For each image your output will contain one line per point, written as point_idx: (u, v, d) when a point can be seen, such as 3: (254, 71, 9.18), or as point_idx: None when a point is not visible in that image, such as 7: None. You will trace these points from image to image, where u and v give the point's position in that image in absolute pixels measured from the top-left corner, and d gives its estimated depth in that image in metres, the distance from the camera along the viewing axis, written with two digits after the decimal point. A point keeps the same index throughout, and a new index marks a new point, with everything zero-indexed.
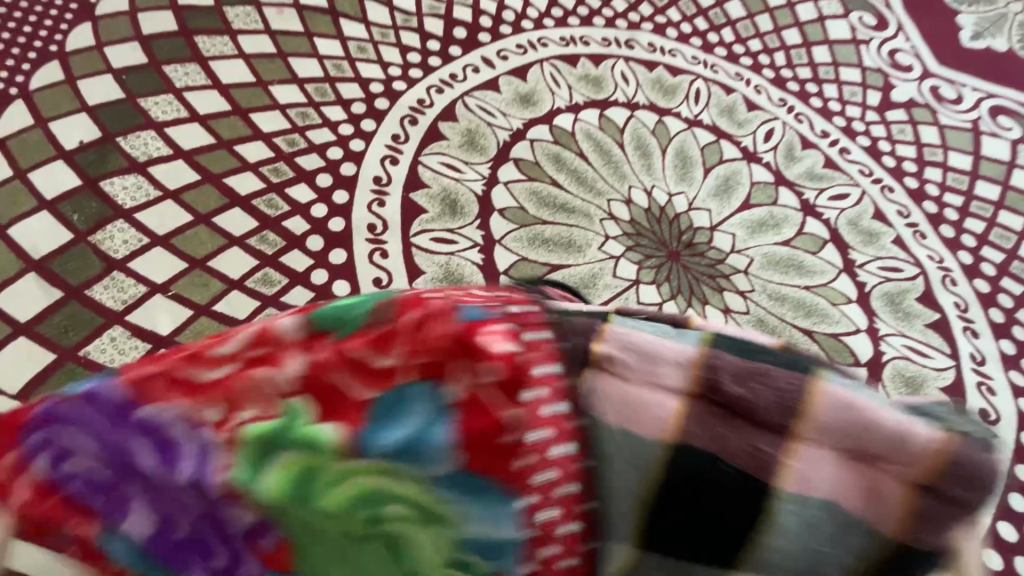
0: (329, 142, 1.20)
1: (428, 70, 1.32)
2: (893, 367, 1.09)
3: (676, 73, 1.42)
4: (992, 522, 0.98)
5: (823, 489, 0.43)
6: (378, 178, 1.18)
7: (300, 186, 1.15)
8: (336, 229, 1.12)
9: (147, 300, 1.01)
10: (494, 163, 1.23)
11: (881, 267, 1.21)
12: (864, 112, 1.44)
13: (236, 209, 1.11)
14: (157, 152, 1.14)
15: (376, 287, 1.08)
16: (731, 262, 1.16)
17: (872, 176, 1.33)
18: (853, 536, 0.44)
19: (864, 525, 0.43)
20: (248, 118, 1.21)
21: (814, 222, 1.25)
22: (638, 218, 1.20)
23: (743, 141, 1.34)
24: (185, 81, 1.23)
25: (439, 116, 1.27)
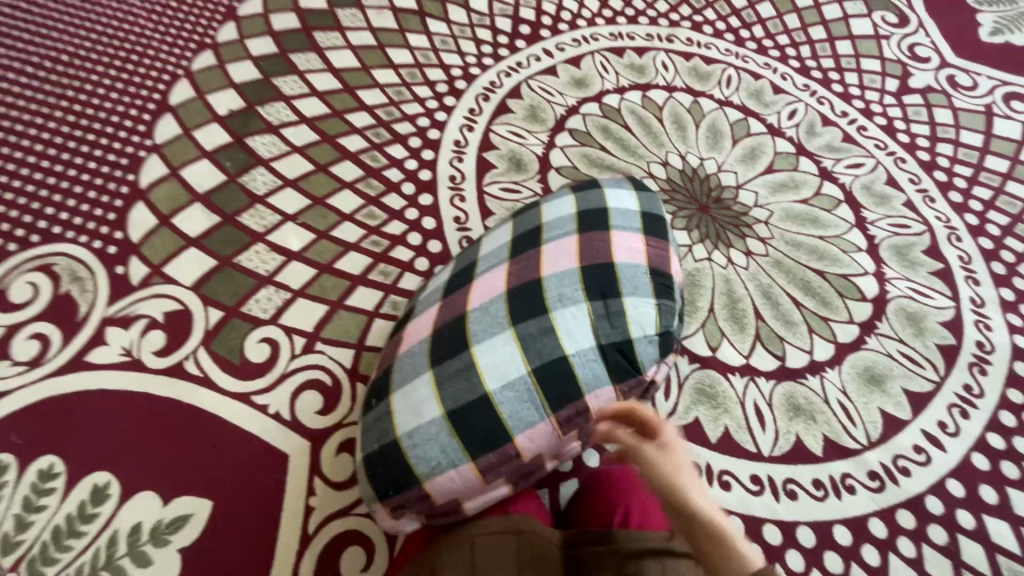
0: (418, 113, 1.49)
1: (498, 59, 1.60)
2: (897, 304, 1.25)
3: (710, 63, 1.64)
4: (982, 433, 1.12)
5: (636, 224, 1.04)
6: (458, 141, 1.45)
7: (396, 146, 1.43)
8: (424, 178, 1.39)
9: (282, 226, 1.29)
10: (552, 132, 1.48)
11: (891, 224, 1.37)
12: (882, 96, 1.61)
13: (347, 161, 1.39)
14: (287, 118, 1.45)
15: (456, 223, 1.33)
16: (753, 215, 1.36)
17: (886, 149, 1.50)
18: (652, 223, 1.03)
19: (626, 211, 1.03)
20: (355, 94, 1.50)
21: (830, 185, 1.43)
22: (674, 177, 1.41)
23: (769, 119, 1.54)
24: (307, 65, 1.54)
25: (507, 95, 1.54)
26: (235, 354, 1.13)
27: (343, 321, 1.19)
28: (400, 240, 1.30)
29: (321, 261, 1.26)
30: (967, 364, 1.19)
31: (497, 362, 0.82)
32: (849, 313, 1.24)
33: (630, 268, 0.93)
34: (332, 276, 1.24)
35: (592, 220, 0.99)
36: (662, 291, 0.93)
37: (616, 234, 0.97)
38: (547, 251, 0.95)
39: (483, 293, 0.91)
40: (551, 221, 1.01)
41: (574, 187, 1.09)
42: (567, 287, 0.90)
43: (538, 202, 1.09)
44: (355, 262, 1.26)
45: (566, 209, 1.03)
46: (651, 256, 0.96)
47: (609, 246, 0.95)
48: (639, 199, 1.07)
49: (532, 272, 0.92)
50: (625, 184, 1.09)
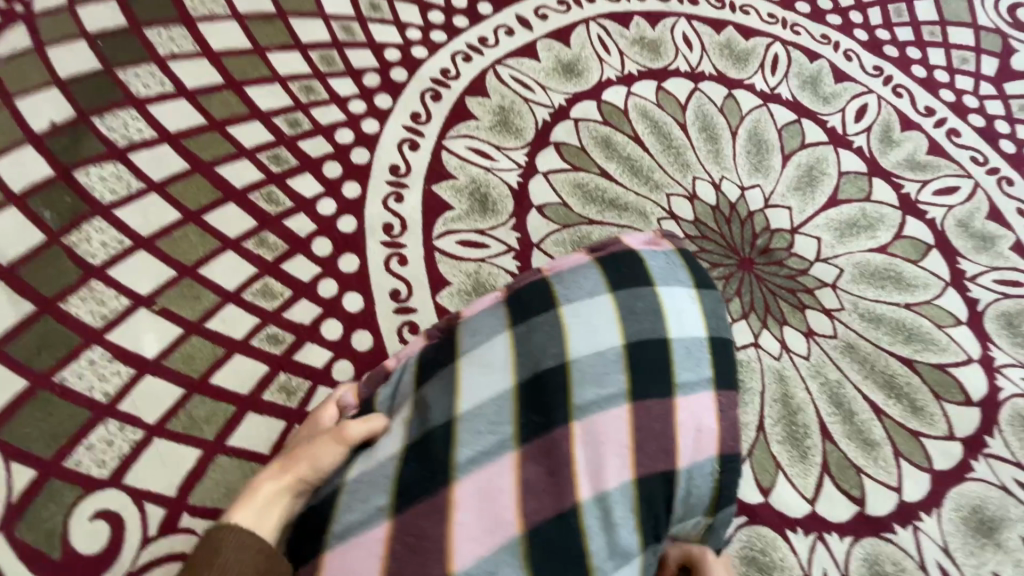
0: (337, 122, 1.03)
1: (453, 33, 1.13)
2: (1012, 407, 0.90)
3: (749, 36, 1.19)
4: None
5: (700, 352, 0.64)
6: (396, 167, 1.00)
7: (305, 176, 0.98)
8: (346, 230, 0.95)
9: (131, 316, 0.86)
10: (533, 148, 1.04)
11: (997, 281, 1.00)
12: (977, 83, 1.19)
13: (230, 206, 0.94)
14: (138, 135, 0.97)
15: (393, 301, 0.91)
16: (815, 274, 0.97)
17: (986, 165, 1.10)
18: (728, 358, 0.63)
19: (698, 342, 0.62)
20: (243, 93, 1.03)
21: (915, 223, 1.04)
22: (704, 217, 1.00)
23: (829, 121, 1.12)
24: (171, 47, 1.04)
25: (466, 90, 1.08)
26: (54, 544, 0.74)
27: (226, 473, 0.80)
28: (310, 333, 0.88)
29: (188, 373, 0.84)
30: None
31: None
32: (948, 424, 0.89)
33: (696, 471, 0.58)
34: (207, 399, 0.83)
35: (650, 368, 0.59)
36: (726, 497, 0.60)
37: (684, 400, 0.59)
38: (580, 443, 0.55)
39: (479, 541, 0.51)
40: (582, 359, 0.58)
41: (611, 266, 0.64)
42: (610, 529, 0.53)
43: (549, 285, 0.62)
44: (242, 373, 0.85)
45: (606, 333, 0.59)
46: (725, 434, 0.60)
47: (672, 430, 0.57)
48: (703, 302, 0.65)
49: (562, 502, 0.53)
50: (681, 268, 0.66)
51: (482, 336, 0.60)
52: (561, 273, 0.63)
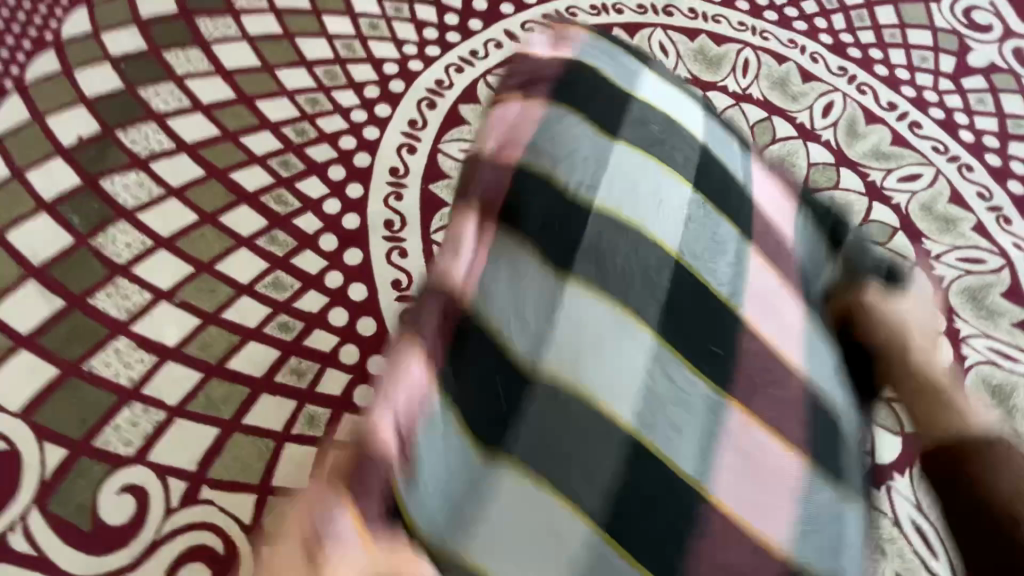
0: (341, 130, 1.11)
1: (446, 47, 1.22)
2: (976, 374, 0.97)
3: (721, 43, 1.28)
4: None
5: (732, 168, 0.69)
6: (395, 169, 1.08)
7: (311, 179, 1.06)
8: (350, 226, 1.02)
9: (153, 309, 0.93)
10: None
11: (960, 259, 1.07)
12: (937, 80, 1.28)
13: (243, 207, 1.02)
14: (158, 146, 1.06)
15: (395, 290, 0.98)
16: None
17: (947, 153, 1.18)
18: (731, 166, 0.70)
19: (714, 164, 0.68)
20: (254, 106, 1.12)
21: (881, 208, 1.11)
22: None
23: (798, 117, 1.21)
24: (187, 67, 1.14)
25: (459, 98, 1.16)
26: (85, 516, 0.80)
27: (242, 450, 0.85)
28: (319, 320, 0.95)
29: (207, 359, 0.91)
30: None
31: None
32: None
33: (811, 274, 0.66)
34: (224, 382, 0.89)
35: (721, 203, 0.66)
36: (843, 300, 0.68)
37: (756, 213, 0.67)
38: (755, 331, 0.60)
39: (684, 417, 0.56)
40: (676, 233, 0.63)
41: (580, 134, 0.66)
42: (815, 392, 0.59)
43: (550, 180, 0.64)
44: (257, 358, 0.91)
45: (663, 187, 0.65)
46: (796, 223, 0.69)
47: (774, 243, 0.66)
48: (675, 112, 0.71)
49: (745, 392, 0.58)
50: (649, 97, 0.72)
51: (546, 247, 0.60)
52: (550, 161, 0.64)
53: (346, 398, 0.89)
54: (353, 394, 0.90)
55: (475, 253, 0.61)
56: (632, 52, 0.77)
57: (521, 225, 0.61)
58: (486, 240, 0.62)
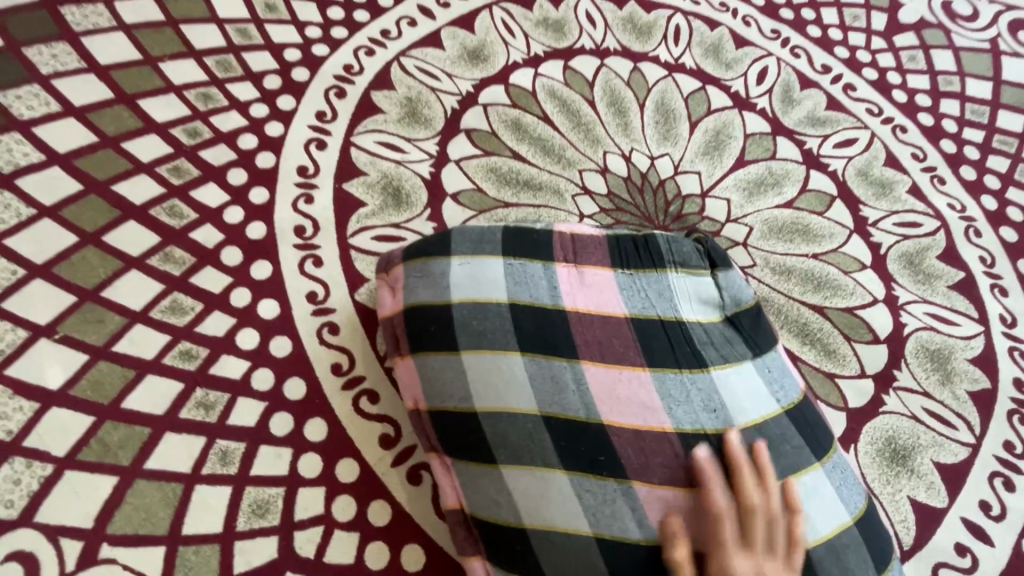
0: (239, 128, 1.00)
1: (355, 28, 1.11)
2: (917, 340, 0.96)
3: (650, 9, 1.21)
4: None
5: (562, 244, 0.74)
6: (304, 168, 0.98)
7: (209, 186, 0.95)
8: (256, 237, 0.93)
9: (30, 348, 0.82)
10: (443, 137, 1.03)
11: (897, 224, 1.05)
12: (869, 39, 1.24)
13: (131, 223, 0.91)
14: (24, 159, 0.92)
15: (310, 303, 0.89)
16: (728, 234, 1.00)
17: (881, 115, 1.16)
18: (527, 238, 0.74)
19: (523, 241, 0.74)
20: (136, 107, 0.99)
21: (819, 176, 1.08)
22: (617, 189, 1.02)
23: (732, 86, 1.16)
24: (53, 65, 0.99)
25: (371, 84, 1.06)
26: None
27: (146, 499, 0.76)
28: (226, 345, 0.85)
29: (98, 401, 0.81)
30: (1006, 413, 0.93)
31: (855, 553, 0.64)
32: (859, 364, 0.93)
33: (652, 304, 0.72)
34: (121, 424, 0.80)
35: (556, 332, 0.68)
36: (709, 351, 0.70)
37: (575, 314, 0.70)
38: (616, 426, 0.65)
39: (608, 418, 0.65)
40: (519, 376, 0.67)
41: (424, 332, 0.73)
42: (696, 438, 0.65)
43: (435, 381, 0.71)
44: (156, 394, 0.82)
45: (493, 290, 0.71)
46: (622, 289, 0.72)
47: (600, 327, 0.69)
48: (482, 261, 0.72)
49: (650, 441, 0.65)
50: (456, 262, 0.73)
51: (451, 412, 0.70)
52: (450, 399, 0.70)
53: (262, 428, 0.81)
54: (269, 423, 0.82)
55: (450, 476, 0.72)
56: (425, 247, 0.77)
57: (447, 449, 0.71)
58: (449, 467, 0.72)
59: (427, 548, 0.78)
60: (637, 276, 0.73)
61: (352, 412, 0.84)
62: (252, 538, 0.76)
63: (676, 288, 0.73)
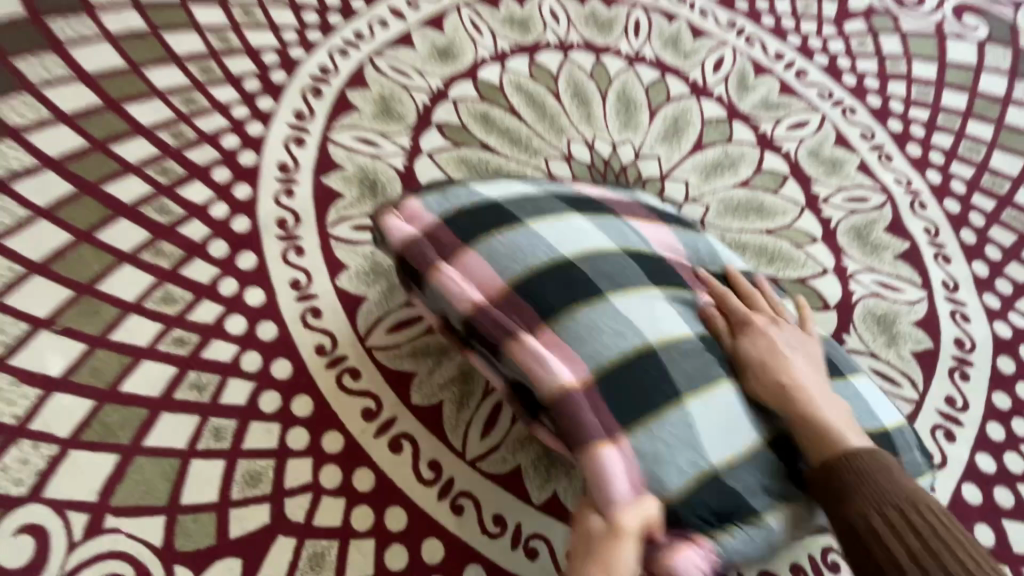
0: (222, 128, 1.06)
1: (329, 31, 1.17)
2: (864, 306, 1.02)
3: (611, 5, 1.28)
4: (970, 457, 0.94)
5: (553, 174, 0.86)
6: (284, 164, 1.04)
7: (194, 184, 1.01)
8: (241, 230, 0.98)
9: (31, 340, 0.88)
10: (416, 132, 1.09)
11: (846, 199, 1.12)
12: (820, 26, 1.31)
13: (122, 221, 0.97)
14: (18, 165, 0.98)
15: (294, 290, 0.95)
16: (685, 214, 1.06)
17: (831, 98, 1.22)
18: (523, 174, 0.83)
19: (518, 175, 0.82)
20: (123, 111, 1.05)
21: (772, 157, 1.15)
22: (581, 175, 1.08)
23: (690, 75, 1.22)
24: (42, 74, 1.05)
25: (346, 83, 1.12)
26: None
27: (145, 474, 0.82)
28: (215, 330, 0.91)
29: (97, 385, 0.86)
30: (947, 370, 0.99)
31: (838, 350, 0.79)
32: (810, 330, 1.00)
33: (645, 198, 0.86)
34: (119, 406, 0.86)
35: (597, 206, 0.77)
36: (692, 224, 0.86)
37: (602, 198, 0.79)
38: (678, 259, 0.76)
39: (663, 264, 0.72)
40: (585, 225, 0.72)
41: (474, 224, 0.70)
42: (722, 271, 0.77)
43: (506, 258, 0.68)
44: (152, 377, 0.88)
45: (525, 189, 0.76)
46: (614, 189, 0.85)
47: (621, 207, 0.80)
48: (497, 176, 0.77)
49: (701, 273, 0.75)
50: (479, 180, 0.76)
51: (533, 276, 0.67)
52: (534, 271, 0.67)
53: (251, 406, 0.87)
54: (258, 401, 0.88)
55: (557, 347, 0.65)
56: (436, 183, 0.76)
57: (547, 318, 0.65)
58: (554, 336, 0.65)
59: (408, 510, 0.84)
60: (619, 187, 0.87)
61: (335, 389, 0.90)
62: (245, 505, 0.82)
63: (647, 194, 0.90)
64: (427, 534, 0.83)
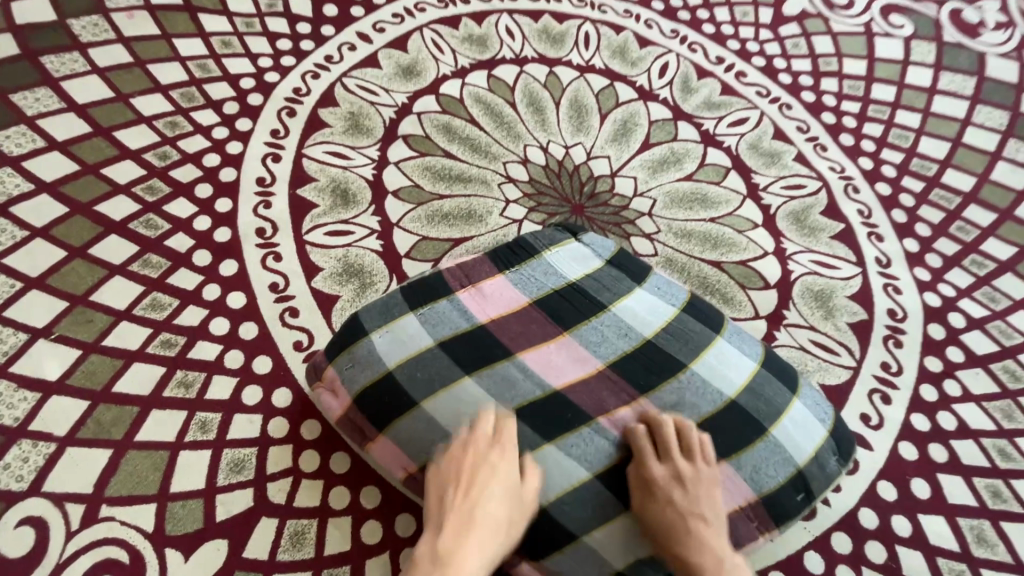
0: (203, 148, 1.15)
1: (301, 56, 1.27)
2: (803, 284, 1.11)
3: (563, 20, 1.38)
4: (905, 417, 1.01)
5: (456, 279, 0.90)
6: (262, 179, 1.13)
7: (179, 201, 1.10)
8: (222, 240, 1.07)
9: (30, 348, 0.95)
10: (383, 144, 1.18)
11: (784, 187, 1.21)
12: (757, 31, 1.42)
13: (112, 237, 1.05)
14: (16, 190, 1.06)
15: (272, 292, 1.03)
16: (635, 207, 1.15)
17: (769, 96, 1.32)
18: (424, 289, 0.89)
19: (412, 292, 0.88)
20: (113, 137, 1.14)
21: (715, 151, 1.24)
22: (537, 176, 1.17)
23: (637, 81, 1.32)
24: (37, 107, 1.14)
25: (317, 103, 1.21)
26: None
27: (137, 465, 0.89)
28: (200, 332, 0.99)
29: (92, 386, 0.93)
30: (882, 338, 1.07)
31: (769, 384, 0.87)
32: (754, 307, 1.08)
33: (549, 282, 0.91)
34: (112, 405, 0.92)
35: (487, 343, 0.85)
36: (603, 296, 0.91)
37: (494, 322, 0.87)
38: (568, 386, 0.83)
39: (551, 372, 0.84)
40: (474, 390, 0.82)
41: (386, 414, 0.83)
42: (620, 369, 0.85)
43: (413, 441, 0.82)
44: (142, 377, 0.95)
45: (416, 341, 0.84)
46: (514, 284, 0.90)
47: (516, 322, 0.87)
48: (396, 326, 0.86)
49: (594, 383, 0.84)
50: (376, 336, 0.85)
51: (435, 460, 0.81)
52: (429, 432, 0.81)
53: (234, 400, 0.94)
54: (242, 395, 0.95)
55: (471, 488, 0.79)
56: (347, 343, 0.87)
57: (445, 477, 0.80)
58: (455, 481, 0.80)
59: (382, 489, 0.91)
60: (522, 271, 0.92)
61: None
62: (230, 490, 0.88)
63: (558, 265, 0.93)
64: (399, 511, 0.90)
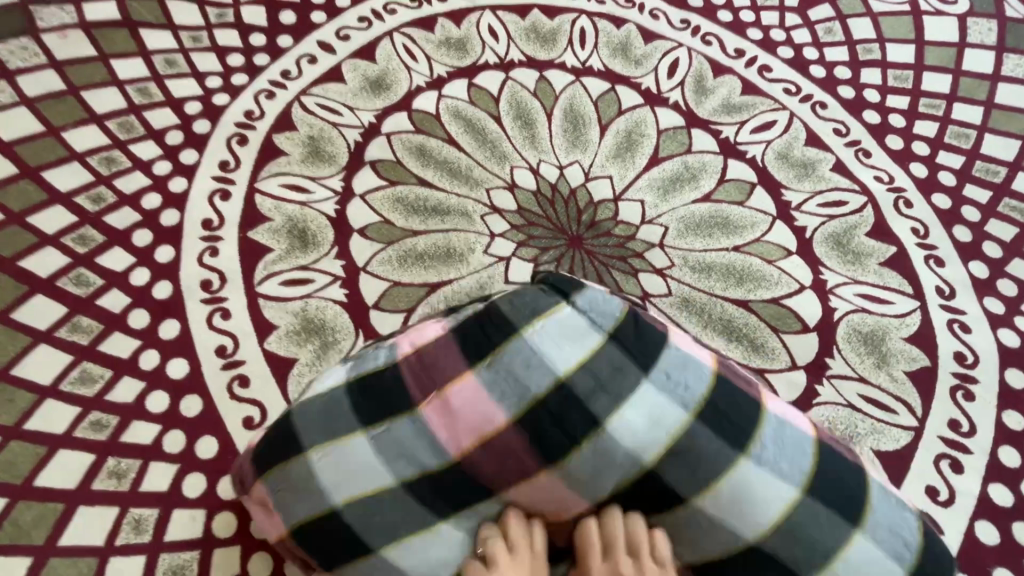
0: (143, 187, 1.00)
1: (255, 72, 1.11)
2: (849, 324, 0.92)
3: (554, 15, 1.20)
4: (982, 489, 0.83)
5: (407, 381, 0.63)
6: (209, 221, 0.98)
7: (114, 251, 0.95)
8: (162, 296, 0.92)
9: None
10: (348, 172, 1.02)
11: (822, 204, 1.02)
12: (782, 16, 1.21)
13: (37, 297, 0.90)
14: None
15: (220, 357, 0.89)
16: (642, 237, 0.98)
17: (799, 94, 1.13)
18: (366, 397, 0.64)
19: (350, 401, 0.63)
20: (40, 179, 0.98)
21: (736, 164, 1.05)
22: (527, 204, 1.01)
23: (642, 82, 1.13)
24: None
25: (272, 127, 1.06)
26: None
27: None
28: (136, 411, 0.85)
29: (9, 482, 0.79)
30: (948, 390, 0.88)
31: (818, 479, 0.62)
32: (789, 356, 0.90)
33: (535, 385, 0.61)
34: (33, 504, 0.78)
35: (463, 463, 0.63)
36: (610, 393, 0.61)
37: (465, 447, 0.61)
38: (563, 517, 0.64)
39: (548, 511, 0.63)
40: (453, 534, 0.62)
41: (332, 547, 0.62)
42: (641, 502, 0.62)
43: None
44: (67, 469, 0.81)
45: (363, 473, 0.61)
46: (487, 387, 0.61)
47: (495, 438, 0.62)
48: (338, 442, 0.62)
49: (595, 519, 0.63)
50: (307, 463, 0.62)
51: None
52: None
53: (174, 492, 0.81)
54: (183, 485, 0.81)
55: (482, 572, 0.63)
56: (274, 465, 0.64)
57: None
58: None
59: None
60: (497, 361, 0.62)
61: None
62: None
63: (548, 353, 0.61)
64: None
